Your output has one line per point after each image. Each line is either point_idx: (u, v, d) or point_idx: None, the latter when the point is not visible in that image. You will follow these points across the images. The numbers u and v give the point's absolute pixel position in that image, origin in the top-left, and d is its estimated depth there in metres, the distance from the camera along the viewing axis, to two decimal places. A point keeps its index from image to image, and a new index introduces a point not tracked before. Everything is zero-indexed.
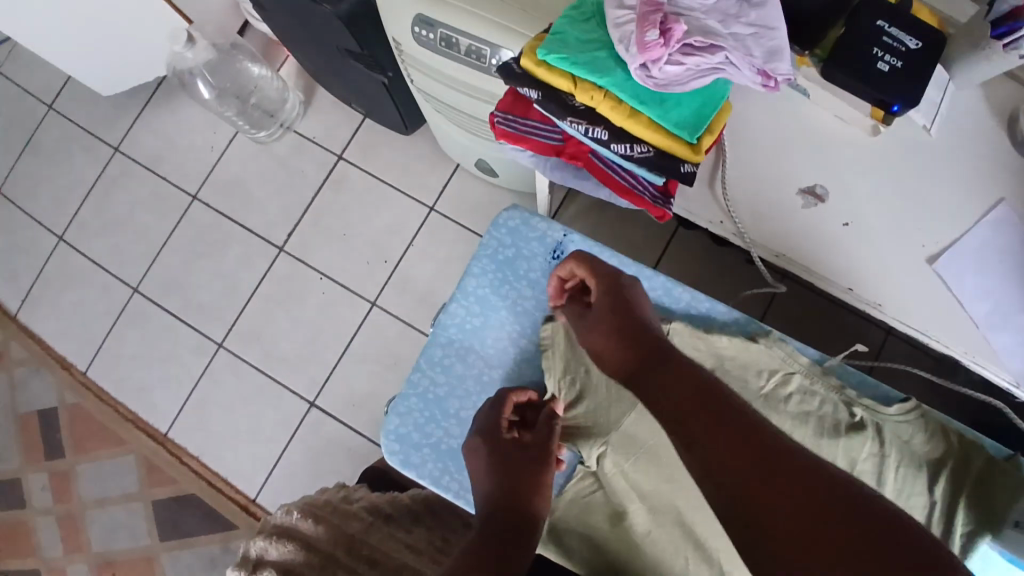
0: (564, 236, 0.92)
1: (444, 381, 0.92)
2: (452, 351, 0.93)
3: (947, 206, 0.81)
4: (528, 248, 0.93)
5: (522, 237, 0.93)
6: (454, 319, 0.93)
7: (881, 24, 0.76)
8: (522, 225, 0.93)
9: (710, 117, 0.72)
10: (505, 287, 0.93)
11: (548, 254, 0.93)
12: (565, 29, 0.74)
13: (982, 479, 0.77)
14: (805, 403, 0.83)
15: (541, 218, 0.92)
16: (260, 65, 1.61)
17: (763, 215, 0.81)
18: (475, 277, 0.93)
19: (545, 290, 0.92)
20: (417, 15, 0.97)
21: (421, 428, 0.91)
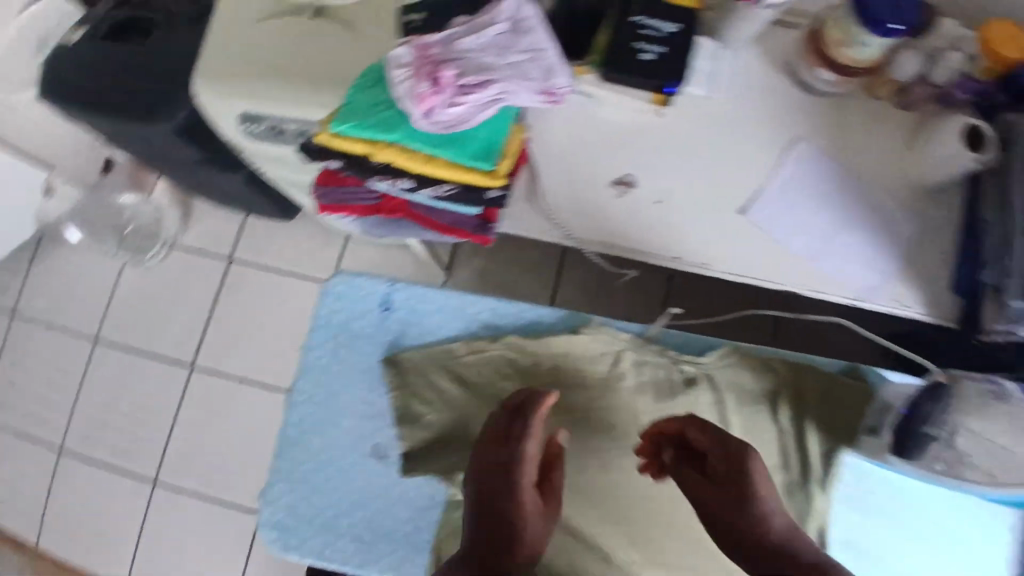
0: (389, 289, 0.99)
1: (315, 454, 0.98)
2: (309, 423, 0.98)
3: (749, 160, 0.88)
4: (360, 311, 1.00)
5: (354, 304, 1.00)
6: (303, 393, 0.99)
7: (634, 19, 0.81)
8: (347, 289, 1.00)
9: (502, 143, 0.78)
10: (342, 350, 0.99)
11: (380, 309, 0.99)
12: (352, 98, 0.77)
13: (806, 391, 0.92)
14: (640, 372, 0.93)
15: (362, 277, 1.00)
16: (129, 193, 1.63)
17: (583, 213, 0.87)
18: (315, 350, 1.00)
19: (379, 342, 0.99)
20: (239, 113, 1.03)
21: (295, 508, 0.96)
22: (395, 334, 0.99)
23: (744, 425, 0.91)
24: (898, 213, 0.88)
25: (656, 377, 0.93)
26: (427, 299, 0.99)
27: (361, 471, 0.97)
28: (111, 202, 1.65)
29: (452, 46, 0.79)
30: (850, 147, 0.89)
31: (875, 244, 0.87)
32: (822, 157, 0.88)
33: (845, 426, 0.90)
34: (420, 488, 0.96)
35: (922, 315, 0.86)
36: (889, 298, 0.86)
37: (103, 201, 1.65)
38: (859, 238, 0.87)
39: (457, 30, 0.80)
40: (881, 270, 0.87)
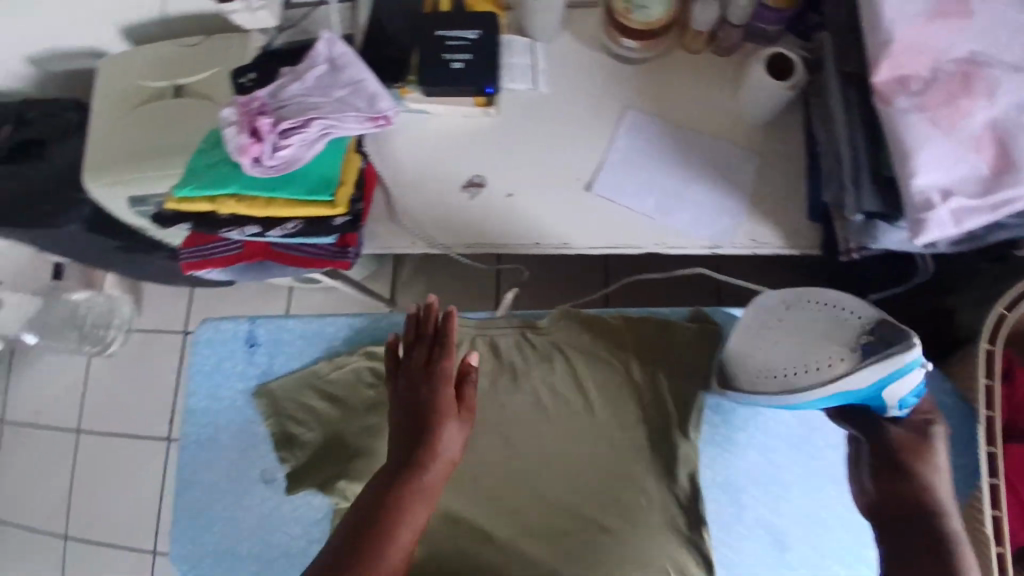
0: (251, 324, 0.90)
1: (203, 500, 0.86)
2: (198, 465, 0.87)
3: (584, 137, 0.92)
4: (226, 350, 0.89)
5: (216, 342, 0.90)
6: (190, 436, 0.88)
7: (438, 34, 0.88)
8: (214, 331, 0.90)
9: (337, 173, 0.84)
10: (218, 389, 0.88)
11: (243, 345, 0.90)
12: (194, 163, 0.84)
13: (668, 340, 0.84)
14: (496, 355, 0.86)
15: (226, 317, 0.90)
16: (80, 290, 1.69)
17: (441, 221, 0.92)
18: (194, 394, 0.89)
19: (256, 376, 0.89)
20: (127, 199, 1.09)
21: (197, 542, 0.85)
22: (261, 369, 0.89)
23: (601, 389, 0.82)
24: (737, 154, 0.91)
25: (508, 357, 0.86)
26: (299, 326, 0.90)
27: (252, 505, 0.85)
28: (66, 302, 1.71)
29: (276, 96, 0.85)
30: (678, 104, 0.93)
31: (722, 188, 0.89)
32: (652, 119, 0.92)
33: (701, 370, 0.82)
34: (310, 510, 0.84)
35: (782, 249, 0.88)
36: (748, 239, 0.88)
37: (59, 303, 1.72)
38: (704, 186, 0.89)
39: (281, 80, 0.87)
40: (732, 212, 0.89)
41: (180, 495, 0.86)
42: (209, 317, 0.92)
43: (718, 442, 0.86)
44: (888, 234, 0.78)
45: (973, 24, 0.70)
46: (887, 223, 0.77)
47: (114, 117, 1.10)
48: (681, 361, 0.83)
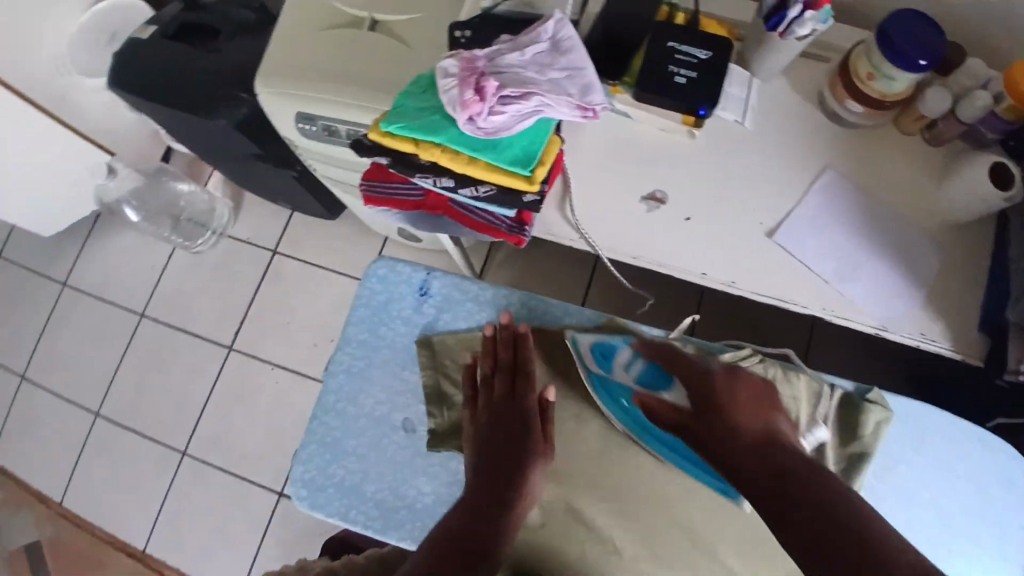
0: (427, 275, 0.96)
1: (339, 426, 0.93)
2: (343, 395, 0.93)
3: (776, 184, 0.91)
4: (397, 291, 0.96)
5: (389, 280, 0.96)
6: (341, 365, 0.94)
7: (671, 45, 0.88)
8: (390, 271, 0.96)
9: (540, 151, 0.83)
10: (381, 327, 0.95)
11: (415, 292, 0.96)
12: (404, 102, 0.85)
13: (843, 413, 0.81)
14: None
15: (405, 261, 0.96)
16: (187, 182, 1.74)
17: (613, 223, 0.90)
18: (354, 325, 0.96)
19: (419, 324, 0.95)
20: (296, 113, 1.10)
21: (325, 470, 0.92)
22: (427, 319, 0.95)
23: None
24: (922, 245, 0.90)
25: None
26: (468, 289, 0.95)
27: (387, 448, 0.92)
28: (169, 188, 1.74)
29: (495, 62, 0.86)
30: (876, 178, 0.92)
31: (901, 274, 0.89)
32: (849, 185, 0.92)
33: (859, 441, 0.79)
34: (446, 472, 0.90)
35: (945, 349, 0.88)
36: (918, 331, 0.88)
37: (161, 187, 1.74)
38: (885, 266, 0.90)
39: (500, 48, 0.88)
40: (907, 299, 0.89)
41: (317, 418, 0.93)
42: (385, 255, 0.98)
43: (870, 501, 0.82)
44: None
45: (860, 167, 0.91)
46: None
47: (309, 35, 1.11)
48: (856, 437, 0.79)
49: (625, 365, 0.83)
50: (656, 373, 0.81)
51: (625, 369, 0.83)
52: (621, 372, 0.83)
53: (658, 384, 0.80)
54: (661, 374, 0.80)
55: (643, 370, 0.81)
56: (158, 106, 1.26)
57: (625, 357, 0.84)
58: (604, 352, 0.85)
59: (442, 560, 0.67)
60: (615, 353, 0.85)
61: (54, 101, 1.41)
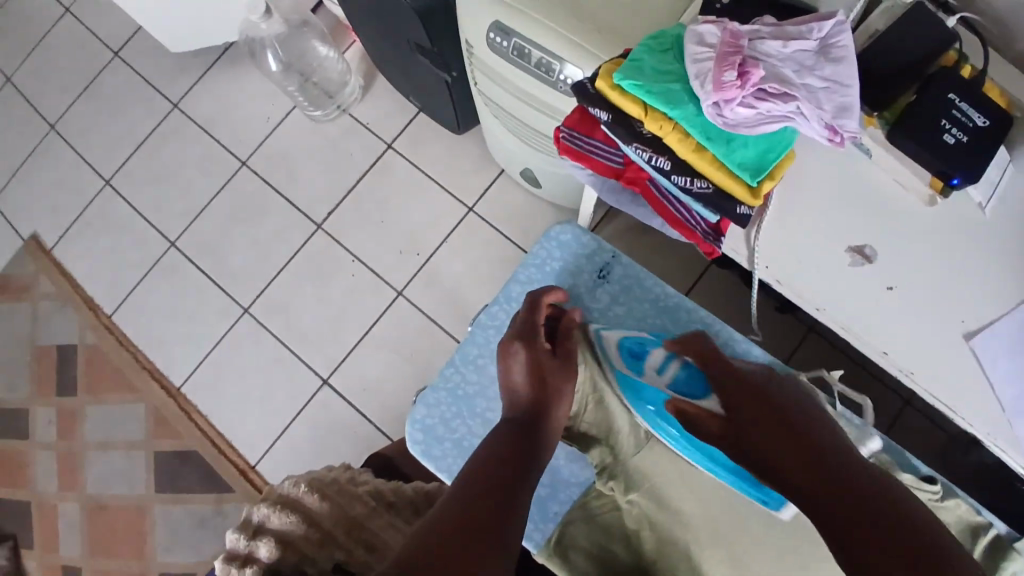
0: (612, 257, 0.94)
1: (474, 380, 0.91)
2: (488, 350, 0.92)
3: (994, 286, 0.80)
4: (576, 264, 0.94)
5: (572, 250, 0.94)
6: (494, 320, 0.93)
7: (951, 97, 0.77)
8: (574, 240, 0.95)
9: (774, 163, 0.73)
10: None
11: (594, 273, 0.94)
12: (642, 57, 0.76)
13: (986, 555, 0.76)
14: None
15: (594, 236, 0.94)
16: (328, 46, 1.64)
17: (810, 266, 0.81)
18: (521, 283, 0.94)
19: (588, 306, 0.93)
20: (493, 21, 1.00)
21: (447, 422, 0.90)
22: (598, 302, 0.93)
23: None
24: None
25: None
26: (648, 288, 0.93)
27: None
28: (309, 47, 1.63)
29: (753, 46, 0.76)
30: None
31: None
32: None
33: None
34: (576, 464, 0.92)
35: None
36: None
37: (303, 43, 1.62)
38: None
39: (762, 32, 0.77)
40: None
41: (454, 365, 0.91)
42: (570, 221, 0.96)
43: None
44: None
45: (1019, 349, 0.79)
46: None
47: None
48: None
49: (659, 368, 0.85)
50: (691, 376, 0.84)
51: (657, 370, 0.85)
52: (654, 375, 0.84)
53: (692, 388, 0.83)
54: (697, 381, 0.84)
55: (677, 374, 0.84)
56: None
57: (657, 361, 0.86)
58: (636, 352, 0.87)
59: (491, 481, 0.66)
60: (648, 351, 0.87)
61: None
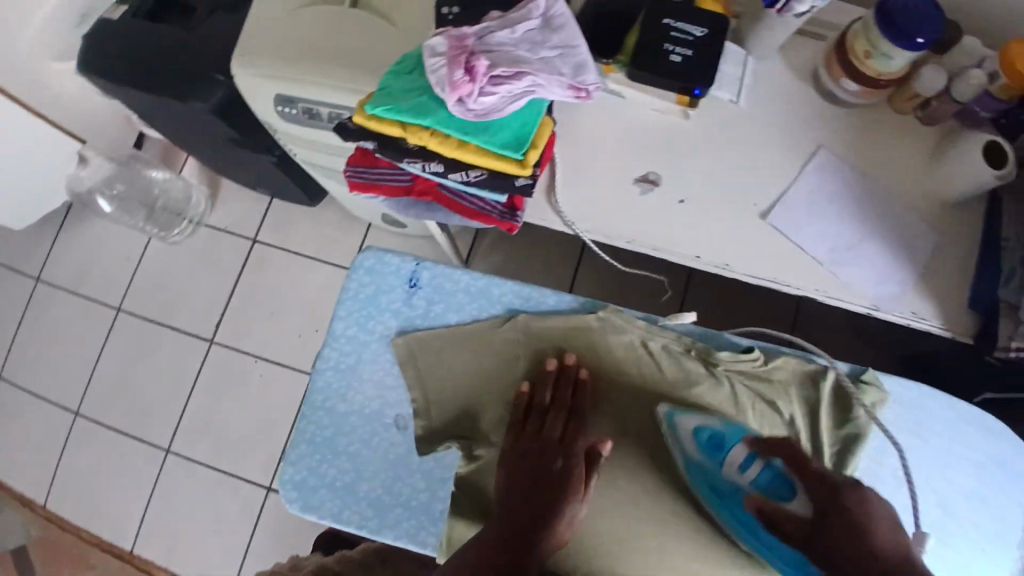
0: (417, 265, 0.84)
1: (328, 425, 0.82)
2: (332, 392, 0.83)
3: (771, 165, 0.89)
4: (385, 284, 0.84)
5: (379, 273, 0.84)
6: (328, 360, 0.84)
7: (665, 21, 0.85)
8: (377, 261, 0.85)
9: (531, 135, 0.80)
10: (369, 321, 0.83)
11: (404, 284, 0.84)
12: (390, 84, 0.82)
13: (839, 397, 0.81)
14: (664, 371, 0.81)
15: (394, 249, 0.84)
16: (161, 169, 1.66)
17: (609, 209, 0.89)
18: (341, 317, 0.84)
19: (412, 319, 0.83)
20: (275, 95, 1.05)
21: (315, 471, 0.82)
22: (417, 311, 0.83)
23: (762, 427, 0.79)
24: (919, 222, 0.89)
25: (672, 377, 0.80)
26: (463, 278, 0.84)
27: (381, 445, 0.82)
28: (143, 177, 1.67)
29: (484, 40, 0.83)
30: (874, 159, 0.90)
31: (895, 255, 0.88)
32: (842, 166, 0.90)
33: (848, 415, 0.80)
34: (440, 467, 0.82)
35: (937, 328, 0.88)
36: (909, 310, 0.87)
37: (135, 175, 1.67)
38: (880, 246, 0.88)
39: (490, 26, 0.84)
40: (900, 281, 0.87)
41: (304, 415, 0.83)
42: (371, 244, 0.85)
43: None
44: None
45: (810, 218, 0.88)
46: None
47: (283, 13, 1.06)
48: (851, 418, 0.79)
49: (742, 464, 0.70)
50: (776, 477, 0.68)
51: (741, 466, 0.70)
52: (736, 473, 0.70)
53: (778, 492, 0.67)
54: (782, 478, 0.68)
55: (761, 473, 0.69)
56: (131, 93, 1.19)
57: (738, 455, 0.72)
58: (714, 444, 0.73)
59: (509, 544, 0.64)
60: (729, 445, 0.73)
61: (25, 88, 1.33)
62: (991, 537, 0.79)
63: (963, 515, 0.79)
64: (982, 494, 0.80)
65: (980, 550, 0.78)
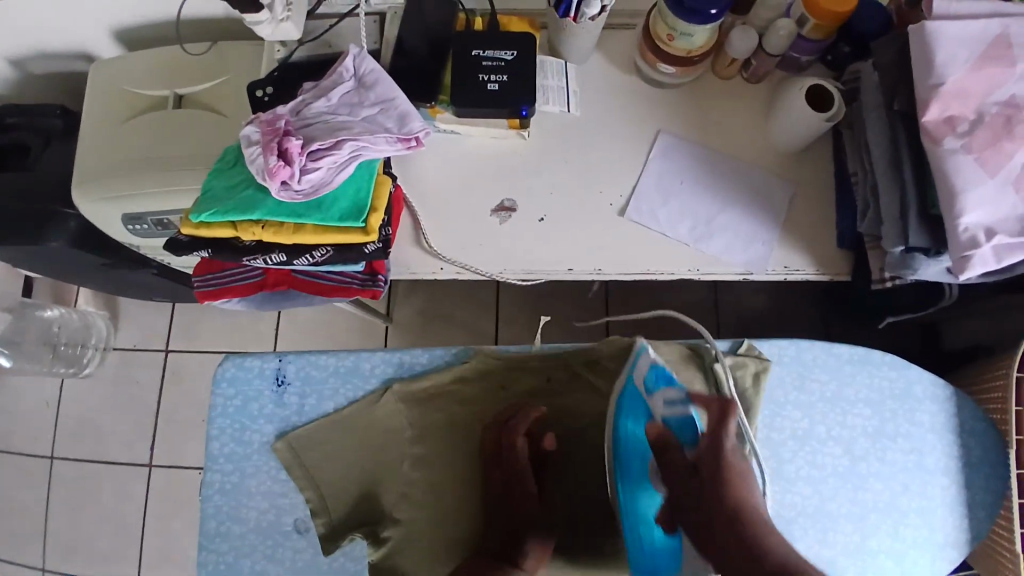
0: (278, 362, 0.79)
1: (227, 551, 0.75)
2: (224, 515, 0.76)
3: (616, 163, 0.90)
4: (251, 391, 0.79)
5: (240, 382, 0.79)
6: (212, 485, 0.77)
7: (474, 53, 0.85)
8: (238, 371, 0.79)
9: (370, 199, 0.79)
10: (243, 434, 0.78)
11: (271, 384, 0.79)
12: (215, 184, 0.79)
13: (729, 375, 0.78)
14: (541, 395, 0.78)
15: (252, 354, 0.80)
16: (54, 306, 1.58)
17: (472, 245, 0.88)
18: (216, 438, 0.78)
19: (287, 421, 0.78)
20: (121, 216, 1.02)
21: None
22: (290, 411, 0.78)
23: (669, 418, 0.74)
24: (769, 178, 0.90)
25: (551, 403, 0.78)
26: (329, 365, 0.79)
27: (287, 557, 0.75)
28: (37, 318, 1.58)
29: (300, 115, 0.80)
30: (713, 129, 0.92)
31: (755, 216, 0.88)
32: (684, 145, 0.91)
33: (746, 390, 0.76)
34: (348, 564, 0.75)
35: (813, 274, 0.87)
36: (782, 265, 0.87)
37: (29, 319, 1.57)
38: (738, 214, 0.88)
39: (304, 98, 0.82)
40: (766, 239, 0.87)
41: (202, 550, 0.75)
42: (230, 353, 0.81)
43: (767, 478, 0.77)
44: (924, 265, 0.76)
45: (661, 206, 0.89)
46: (927, 255, 0.75)
47: (109, 130, 1.02)
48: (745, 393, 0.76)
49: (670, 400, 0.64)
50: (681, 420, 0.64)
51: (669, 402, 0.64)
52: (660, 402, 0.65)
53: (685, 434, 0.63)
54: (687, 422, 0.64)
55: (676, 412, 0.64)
56: None
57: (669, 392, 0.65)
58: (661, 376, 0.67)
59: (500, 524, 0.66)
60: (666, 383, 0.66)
61: None
62: (915, 469, 0.78)
63: (874, 455, 0.77)
64: (892, 432, 0.78)
65: (902, 488, 0.77)
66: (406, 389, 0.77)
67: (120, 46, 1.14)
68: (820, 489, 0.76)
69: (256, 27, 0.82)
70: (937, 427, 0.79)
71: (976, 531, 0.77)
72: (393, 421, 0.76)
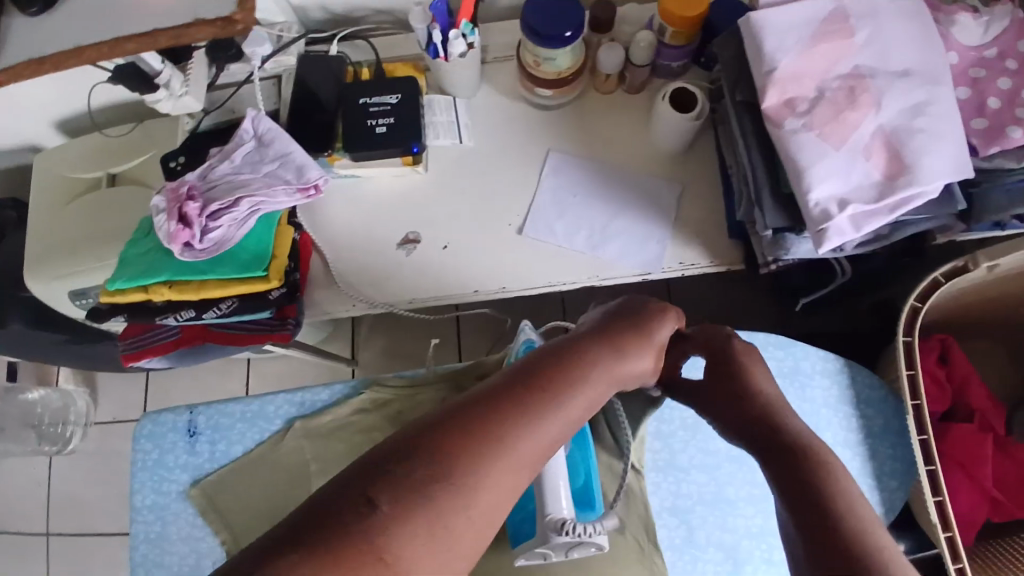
0: (191, 414, 0.83)
1: None
2: (151, 564, 0.79)
3: (509, 186, 0.95)
4: (167, 443, 0.83)
5: (157, 435, 0.83)
6: (139, 536, 0.80)
7: (361, 102, 0.91)
8: (154, 425, 0.83)
9: (268, 250, 0.85)
10: (164, 484, 0.81)
11: (184, 435, 0.83)
12: (127, 252, 0.85)
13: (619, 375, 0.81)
14: None
15: (166, 408, 0.84)
16: (35, 388, 1.67)
17: (380, 280, 0.92)
18: (138, 491, 0.81)
19: (203, 467, 0.82)
20: (66, 292, 1.08)
21: None
22: (204, 458, 0.82)
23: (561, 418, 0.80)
24: (656, 181, 0.93)
25: None
26: (238, 410, 0.83)
27: None
28: (22, 400, 1.67)
29: (202, 178, 0.86)
30: (598, 142, 0.96)
31: (639, 219, 0.92)
32: (569, 161, 0.95)
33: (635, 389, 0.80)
34: None
35: (708, 266, 0.90)
36: (675, 261, 0.90)
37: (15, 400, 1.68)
38: (624, 218, 0.92)
39: (208, 162, 0.87)
40: (650, 240, 0.91)
41: None
42: (148, 410, 0.85)
43: (665, 469, 0.80)
44: (795, 244, 0.79)
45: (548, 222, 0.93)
46: (795, 234, 0.78)
47: (49, 215, 1.10)
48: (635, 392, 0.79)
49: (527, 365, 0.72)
50: None
51: None
52: None
53: None
54: None
55: None
56: None
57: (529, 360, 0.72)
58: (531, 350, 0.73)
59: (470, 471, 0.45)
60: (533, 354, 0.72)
61: None
62: None
63: None
64: None
65: None
66: (307, 424, 0.81)
67: (61, 137, 1.23)
68: (718, 475, 0.80)
69: (157, 105, 0.88)
70: (833, 400, 0.80)
71: (891, 502, 0.78)
72: (298, 457, 0.80)
